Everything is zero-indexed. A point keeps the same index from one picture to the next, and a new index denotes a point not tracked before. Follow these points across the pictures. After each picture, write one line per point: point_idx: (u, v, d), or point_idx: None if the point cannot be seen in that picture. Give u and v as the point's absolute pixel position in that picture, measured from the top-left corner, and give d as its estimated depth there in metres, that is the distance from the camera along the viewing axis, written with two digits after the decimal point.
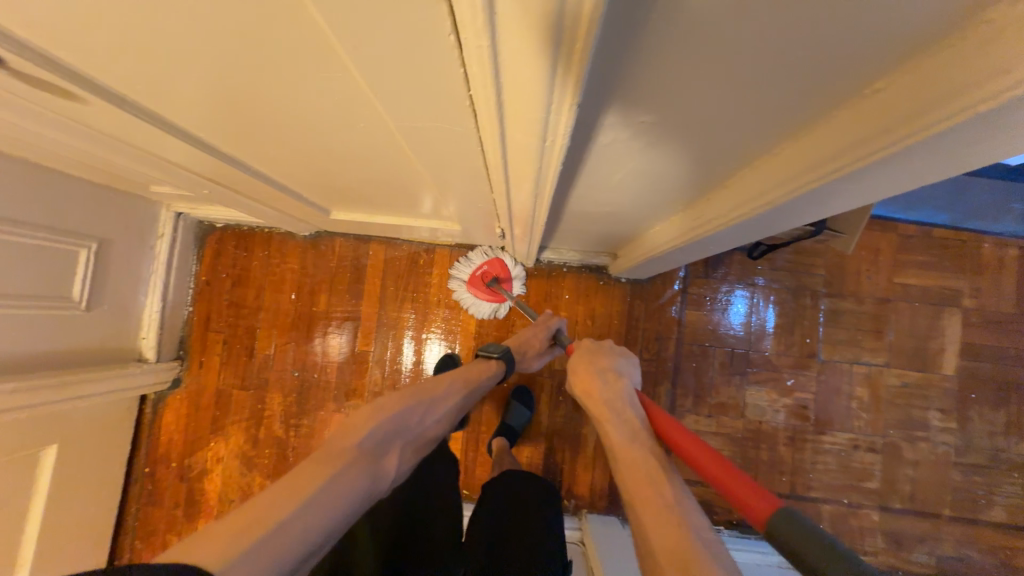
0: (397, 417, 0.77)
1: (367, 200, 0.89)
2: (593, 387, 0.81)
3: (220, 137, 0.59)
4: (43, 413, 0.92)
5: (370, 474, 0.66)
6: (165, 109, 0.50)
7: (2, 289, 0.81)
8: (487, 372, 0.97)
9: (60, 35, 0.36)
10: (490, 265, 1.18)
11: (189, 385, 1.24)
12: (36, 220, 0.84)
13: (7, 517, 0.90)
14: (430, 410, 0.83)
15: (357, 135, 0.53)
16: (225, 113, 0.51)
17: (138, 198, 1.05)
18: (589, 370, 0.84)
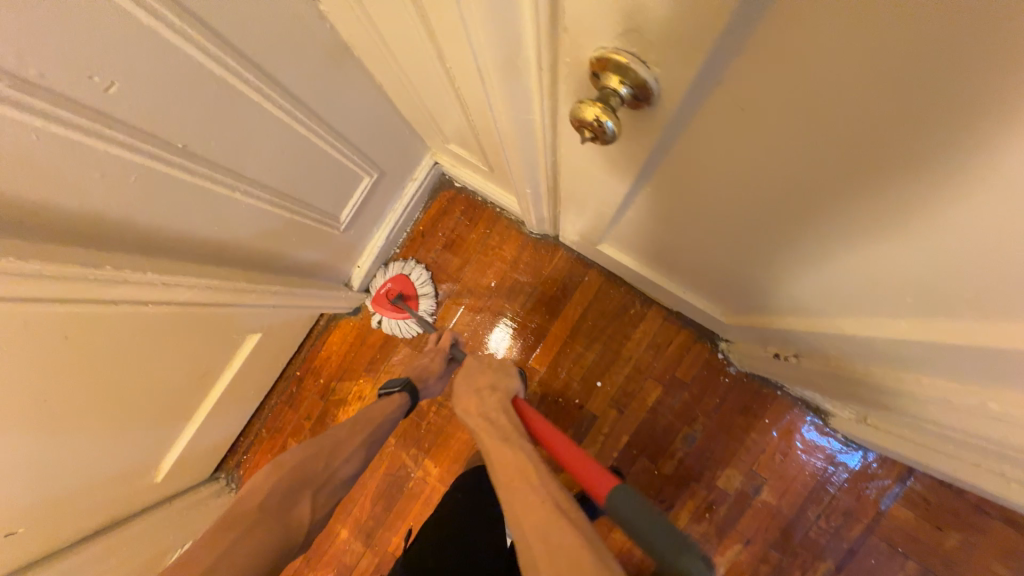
0: (305, 466, 0.75)
1: (676, 263, 0.80)
2: (472, 401, 0.75)
3: (652, 191, 0.54)
4: (270, 311, 0.95)
5: (278, 529, 0.68)
6: (669, 168, 0.45)
7: (308, 199, 0.82)
8: (394, 403, 0.88)
9: (803, 102, 0.28)
10: (393, 282, 1.19)
11: (364, 318, 1.26)
12: (357, 142, 0.84)
13: (204, 381, 0.95)
14: (340, 450, 0.78)
15: (849, 275, 0.45)
16: (724, 197, 0.45)
17: (420, 139, 1.03)
18: (469, 391, 0.76)
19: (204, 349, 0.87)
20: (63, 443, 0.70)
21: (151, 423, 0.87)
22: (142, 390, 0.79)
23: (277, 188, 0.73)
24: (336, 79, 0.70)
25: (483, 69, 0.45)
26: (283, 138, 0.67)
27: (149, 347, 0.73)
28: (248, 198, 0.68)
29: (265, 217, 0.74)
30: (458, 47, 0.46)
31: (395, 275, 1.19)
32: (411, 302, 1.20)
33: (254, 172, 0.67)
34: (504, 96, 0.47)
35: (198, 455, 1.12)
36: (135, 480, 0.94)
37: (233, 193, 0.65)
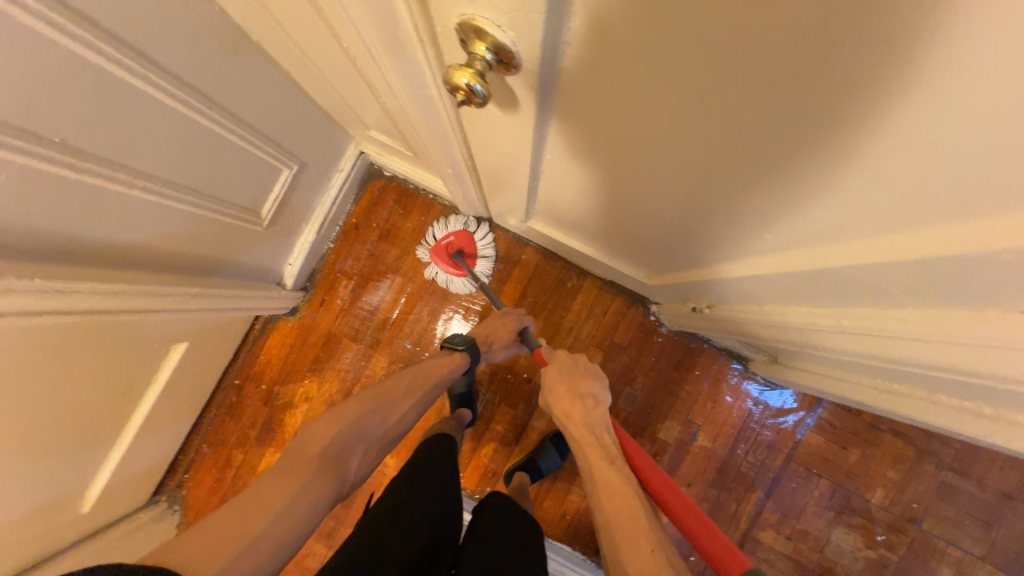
0: (363, 423, 0.76)
1: (595, 231, 0.86)
2: (573, 409, 0.76)
3: (558, 155, 0.57)
4: (194, 316, 0.90)
5: (336, 480, 0.68)
6: (564, 130, 0.49)
7: (220, 194, 0.78)
8: (454, 365, 0.91)
9: (651, 48, 0.32)
10: (456, 237, 1.16)
11: (303, 317, 1.23)
12: (269, 132, 0.81)
13: (128, 397, 0.89)
14: (393, 410, 0.81)
15: (729, 215, 0.50)
16: (616, 151, 0.49)
17: (340, 127, 1.01)
18: (569, 397, 0.76)
19: (119, 362, 0.81)
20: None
21: (72, 447, 0.81)
22: (55, 412, 0.73)
23: (181, 182, 0.70)
24: (236, 64, 0.67)
25: (372, 44, 0.46)
26: (181, 127, 0.64)
27: (55, 363, 0.68)
28: (147, 194, 0.64)
29: (172, 214, 0.70)
30: (342, 23, 0.46)
31: (456, 229, 1.16)
32: (469, 259, 1.18)
33: (149, 165, 0.63)
34: (396, 69, 0.47)
35: (131, 478, 1.05)
36: (61, 512, 0.87)
37: (128, 189, 0.61)
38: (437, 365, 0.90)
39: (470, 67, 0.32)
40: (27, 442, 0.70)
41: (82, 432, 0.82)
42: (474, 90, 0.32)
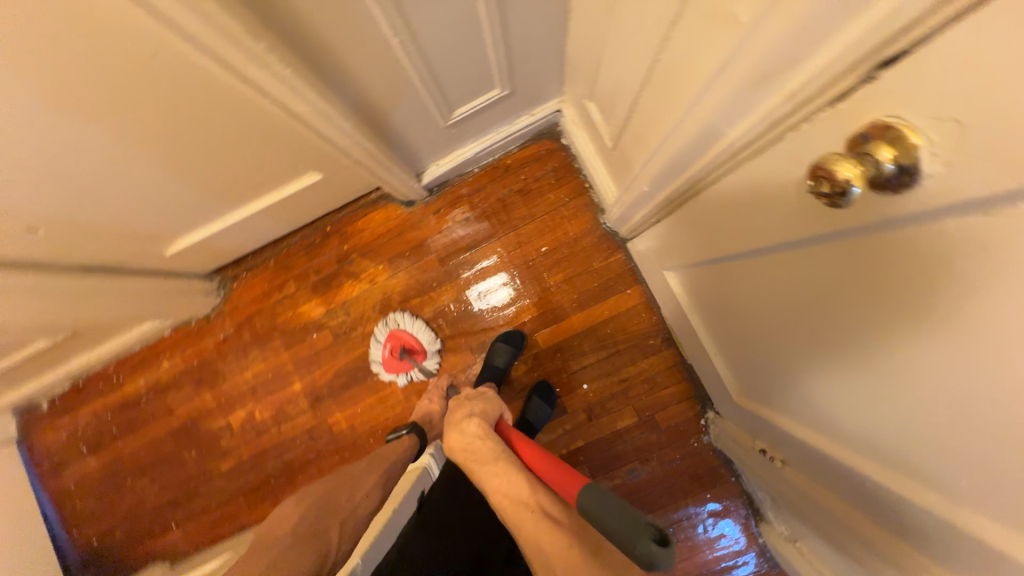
0: (332, 500, 0.80)
1: (728, 325, 0.81)
2: (456, 435, 0.85)
3: (763, 261, 0.54)
4: (343, 162, 0.95)
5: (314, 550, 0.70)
6: (801, 255, 0.46)
7: (441, 81, 0.79)
8: (402, 448, 0.94)
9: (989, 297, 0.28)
10: (392, 338, 1.22)
11: (413, 213, 1.25)
12: (512, 53, 0.80)
13: (253, 187, 0.95)
14: (359, 486, 0.83)
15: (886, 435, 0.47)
16: (830, 306, 0.46)
17: (562, 79, 1.00)
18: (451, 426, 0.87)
19: (266, 159, 0.86)
20: (96, 167, 0.69)
21: (195, 197, 0.89)
22: (203, 162, 0.79)
23: (425, 54, 0.71)
24: None
25: (718, 85, 0.43)
26: (462, 9, 0.64)
27: (232, 127, 0.73)
28: (397, 49, 0.66)
29: (399, 72, 0.71)
30: (713, 45, 0.43)
31: (391, 331, 1.22)
32: (416, 354, 1.22)
33: (416, 27, 0.64)
34: (717, 112, 0.45)
35: (210, 251, 1.15)
36: (151, 240, 0.97)
37: (389, 37, 0.62)
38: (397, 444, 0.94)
39: (838, 170, 0.28)
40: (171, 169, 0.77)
41: (206, 191, 0.89)
42: (839, 189, 0.29)
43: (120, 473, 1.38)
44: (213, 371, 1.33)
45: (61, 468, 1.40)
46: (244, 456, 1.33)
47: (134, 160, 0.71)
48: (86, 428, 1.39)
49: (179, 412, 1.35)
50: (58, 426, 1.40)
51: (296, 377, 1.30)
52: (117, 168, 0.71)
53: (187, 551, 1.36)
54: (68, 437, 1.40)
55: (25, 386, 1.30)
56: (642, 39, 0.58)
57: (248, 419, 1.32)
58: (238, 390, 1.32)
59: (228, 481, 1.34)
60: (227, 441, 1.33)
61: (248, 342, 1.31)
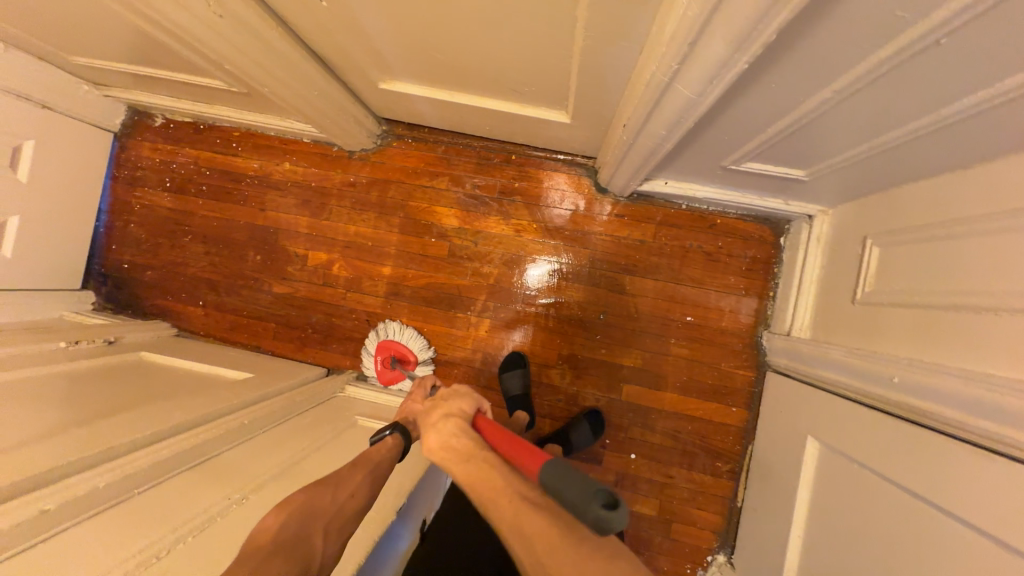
0: (310, 499, 0.62)
1: (829, 527, 0.79)
2: (434, 439, 0.68)
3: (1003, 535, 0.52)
4: (615, 120, 0.85)
5: (300, 559, 0.55)
6: None
7: (782, 140, 0.70)
8: (388, 446, 0.77)
9: None
10: (378, 351, 1.21)
11: (596, 202, 1.16)
12: (864, 163, 0.71)
13: (509, 88, 0.86)
14: (336, 488, 0.65)
15: None
16: None
17: (848, 203, 0.89)
18: (434, 426, 0.70)
19: (556, 74, 0.76)
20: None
21: (460, 62, 0.80)
22: (512, 45, 0.70)
23: (811, 118, 0.61)
24: (984, 146, 0.57)
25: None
26: (905, 112, 0.54)
27: (577, 42, 0.64)
28: (807, 98, 0.57)
29: (774, 112, 0.62)
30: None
31: (379, 342, 1.22)
32: (405, 362, 1.21)
33: (847, 98, 0.55)
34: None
35: (406, 106, 1.06)
36: (381, 65, 0.89)
37: (821, 87, 0.54)
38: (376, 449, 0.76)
39: None
40: (483, 33, 0.68)
41: (474, 65, 0.81)
42: None
43: (184, 226, 1.35)
44: (323, 203, 1.28)
45: (136, 185, 1.37)
46: (299, 293, 1.30)
47: (474, 1, 0.61)
48: (179, 168, 1.35)
49: (269, 215, 1.31)
50: (158, 148, 1.35)
51: (390, 262, 1.25)
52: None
53: (197, 332, 1.35)
54: (159, 163, 1.36)
55: (156, 96, 1.24)
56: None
57: (324, 265, 1.28)
58: (333, 236, 1.28)
59: (271, 302, 1.31)
60: (294, 269, 1.30)
61: (371, 202, 1.26)
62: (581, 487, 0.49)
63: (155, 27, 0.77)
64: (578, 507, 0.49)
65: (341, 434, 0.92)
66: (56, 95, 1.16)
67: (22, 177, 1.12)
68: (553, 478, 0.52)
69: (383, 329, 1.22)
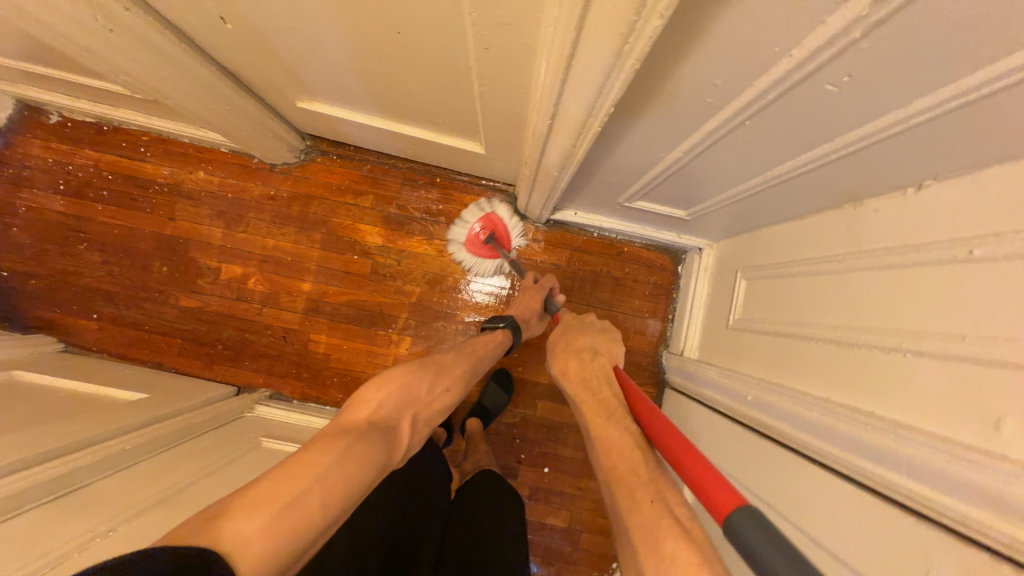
0: (409, 390, 0.73)
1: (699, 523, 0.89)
2: (572, 368, 0.81)
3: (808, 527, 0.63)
4: (522, 154, 0.92)
5: (386, 442, 0.63)
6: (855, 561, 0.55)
7: (658, 184, 0.79)
8: (497, 338, 0.95)
9: None
10: (483, 222, 1.12)
11: (516, 226, 1.22)
12: (727, 206, 0.82)
13: (424, 118, 0.90)
14: (434, 380, 0.77)
15: None
16: None
17: (726, 238, 1.02)
18: (568, 355, 0.83)
19: (464, 112, 0.81)
20: (338, 18, 0.61)
21: (373, 91, 0.83)
22: (417, 83, 0.74)
23: (674, 168, 0.71)
24: (805, 198, 0.68)
25: (888, 438, 0.53)
26: (741, 170, 0.65)
27: (473, 88, 0.69)
28: (665, 154, 0.66)
29: (644, 162, 0.71)
30: (923, 416, 0.51)
31: (483, 215, 1.12)
32: (503, 240, 1.14)
33: (694, 157, 0.64)
34: (874, 450, 0.54)
35: (328, 125, 1.07)
36: (297, 86, 0.89)
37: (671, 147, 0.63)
38: (489, 342, 0.93)
39: None
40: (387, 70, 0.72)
41: (386, 95, 0.84)
42: None
43: (78, 233, 1.25)
44: (240, 215, 1.24)
45: (21, 186, 1.25)
46: (210, 307, 1.24)
47: (374, 42, 0.65)
48: (75, 170, 1.25)
49: (179, 224, 1.24)
50: (50, 147, 1.25)
51: (310, 277, 1.23)
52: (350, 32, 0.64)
53: (88, 348, 1.24)
54: (51, 163, 1.25)
55: (51, 94, 1.15)
56: (857, 320, 0.62)
57: (239, 279, 1.24)
58: (250, 249, 1.24)
59: (178, 316, 1.24)
60: (205, 282, 1.24)
61: (293, 216, 1.24)
62: (790, 555, 0.42)
63: (40, 31, 0.73)
64: (759, 555, 0.43)
65: (240, 457, 0.89)
66: None
67: None
68: (744, 526, 0.46)
69: (482, 204, 1.16)
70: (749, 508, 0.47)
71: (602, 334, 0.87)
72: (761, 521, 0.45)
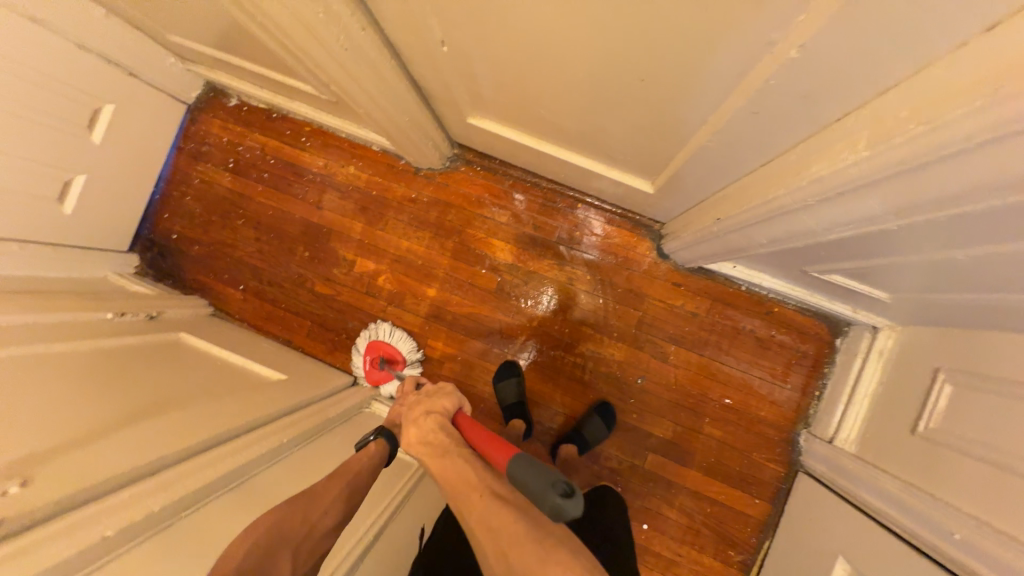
0: (278, 528, 0.62)
1: None
2: (416, 432, 0.77)
3: None
4: (705, 204, 0.84)
5: None
6: None
7: (877, 269, 0.69)
8: (371, 453, 0.82)
9: None
10: (371, 351, 1.24)
11: (654, 266, 1.15)
12: (960, 304, 0.69)
13: (601, 151, 0.86)
14: (312, 506, 0.67)
15: None
16: None
17: (919, 325, 0.88)
18: (421, 415, 0.78)
19: (662, 154, 0.75)
20: (580, 56, 0.57)
21: (561, 120, 0.79)
22: (624, 121, 0.69)
23: (914, 266, 0.61)
24: None
25: None
26: (1019, 287, 0.53)
27: (697, 138, 0.63)
28: (916, 254, 0.56)
29: (876, 252, 0.62)
30: None
31: (369, 341, 1.24)
32: (393, 364, 1.23)
33: (958, 265, 0.54)
34: None
35: (487, 140, 1.06)
36: (477, 105, 0.88)
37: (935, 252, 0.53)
38: (365, 454, 0.81)
39: None
40: (599, 106, 0.67)
41: (575, 126, 0.80)
42: None
43: (238, 208, 1.36)
44: (379, 214, 1.28)
45: (199, 159, 1.38)
46: (340, 296, 1.30)
47: (604, 81, 0.60)
48: (244, 151, 1.35)
49: (325, 213, 1.31)
50: (227, 127, 1.36)
51: (436, 284, 1.24)
52: (586, 70, 0.60)
53: (231, 315, 1.35)
54: (225, 142, 1.36)
55: (238, 80, 1.24)
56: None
57: (369, 274, 1.28)
58: (384, 248, 1.27)
59: (310, 299, 1.31)
60: (338, 272, 1.30)
61: (429, 221, 1.25)
62: (542, 477, 0.56)
63: (268, 37, 0.77)
64: (540, 493, 0.55)
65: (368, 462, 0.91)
66: (141, 64, 1.17)
67: (95, 138, 1.12)
68: (522, 466, 0.59)
69: (377, 330, 1.24)
70: (520, 452, 0.62)
71: (442, 390, 0.83)
72: (527, 457, 0.60)
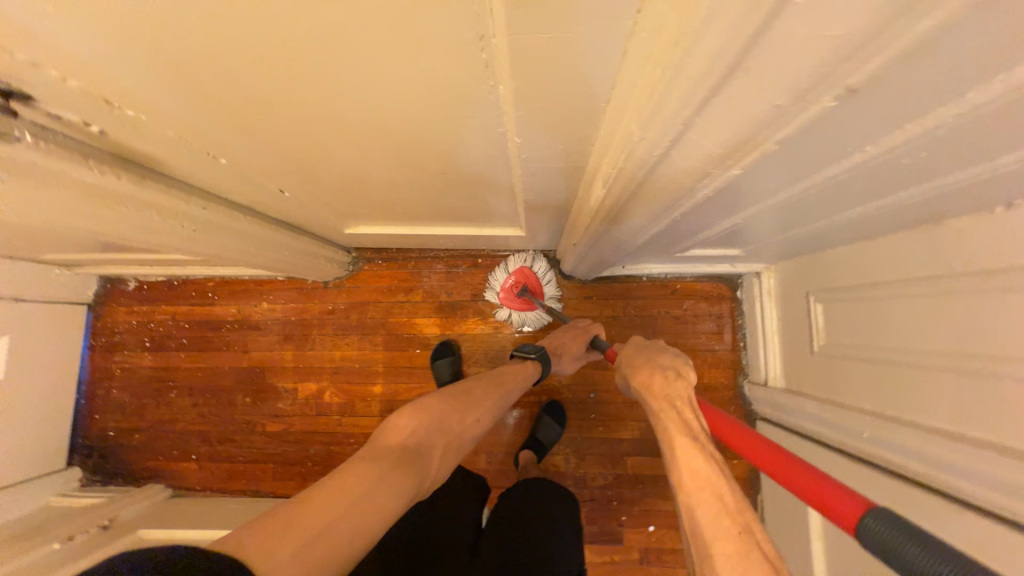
0: (443, 423, 0.72)
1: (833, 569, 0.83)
2: (657, 382, 0.68)
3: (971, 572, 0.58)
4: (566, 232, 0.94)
5: (419, 471, 0.64)
6: None
7: (709, 238, 0.80)
8: (528, 370, 0.95)
9: None
10: (523, 274, 1.20)
11: (565, 288, 1.24)
12: (783, 242, 0.81)
13: (465, 219, 0.95)
14: (469, 410, 0.78)
15: None
16: None
17: (781, 261, 1.00)
18: (653, 369, 0.70)
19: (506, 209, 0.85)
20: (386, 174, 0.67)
21: (417, 209, 0.89)
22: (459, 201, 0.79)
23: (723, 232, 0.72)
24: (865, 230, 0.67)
25: None
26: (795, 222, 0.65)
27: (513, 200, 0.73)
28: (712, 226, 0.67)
29: (692, 232, 0.73)
30: None
31: (519, 268, 1.20)
32: (536, 291, 1.20)
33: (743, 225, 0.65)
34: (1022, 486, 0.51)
35: (374, 239, 1.14)
36: (344, 218, 0.97)
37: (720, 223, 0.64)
38: (515, 376, 0.92)
39: None
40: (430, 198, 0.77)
41: (430, 209, 0.89)
42: None
43: (168, 382, 1.35)
44: (306, 336, 1.31)
45: (114, 350, 1.37)
46: (294, 426, 1.30)
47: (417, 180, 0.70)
48: (156, 326, 1.37)
49: (253, 354, 1.33)
50: (132, 311, 1.38)
51: (380, 380, 1.28)
52: (403, 174, 0.69)
53: (192, 488, 1.32)
54: (135, 326, 1.37)
55: (129, 267, 1.28)
56: (967, 346, 0.59)
57: (315, 395, 1.30)
58: (321, 366, 1.30)
59: (267, 441, 1.31)
60: (286, 405, 1.31)
61: (353, 324, 1.30)
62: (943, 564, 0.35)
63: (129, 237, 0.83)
64: (914, 566, 0.37)
65: None
66: (29, 287, 1.18)
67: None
68: (886, 536, 0.39)
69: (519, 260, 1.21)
70: (875, 508, 0.41)
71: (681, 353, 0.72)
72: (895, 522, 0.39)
